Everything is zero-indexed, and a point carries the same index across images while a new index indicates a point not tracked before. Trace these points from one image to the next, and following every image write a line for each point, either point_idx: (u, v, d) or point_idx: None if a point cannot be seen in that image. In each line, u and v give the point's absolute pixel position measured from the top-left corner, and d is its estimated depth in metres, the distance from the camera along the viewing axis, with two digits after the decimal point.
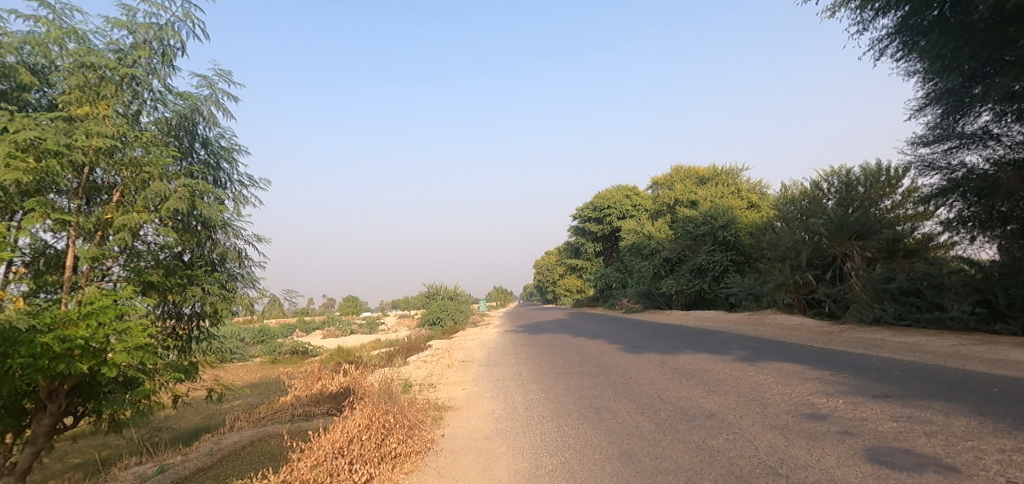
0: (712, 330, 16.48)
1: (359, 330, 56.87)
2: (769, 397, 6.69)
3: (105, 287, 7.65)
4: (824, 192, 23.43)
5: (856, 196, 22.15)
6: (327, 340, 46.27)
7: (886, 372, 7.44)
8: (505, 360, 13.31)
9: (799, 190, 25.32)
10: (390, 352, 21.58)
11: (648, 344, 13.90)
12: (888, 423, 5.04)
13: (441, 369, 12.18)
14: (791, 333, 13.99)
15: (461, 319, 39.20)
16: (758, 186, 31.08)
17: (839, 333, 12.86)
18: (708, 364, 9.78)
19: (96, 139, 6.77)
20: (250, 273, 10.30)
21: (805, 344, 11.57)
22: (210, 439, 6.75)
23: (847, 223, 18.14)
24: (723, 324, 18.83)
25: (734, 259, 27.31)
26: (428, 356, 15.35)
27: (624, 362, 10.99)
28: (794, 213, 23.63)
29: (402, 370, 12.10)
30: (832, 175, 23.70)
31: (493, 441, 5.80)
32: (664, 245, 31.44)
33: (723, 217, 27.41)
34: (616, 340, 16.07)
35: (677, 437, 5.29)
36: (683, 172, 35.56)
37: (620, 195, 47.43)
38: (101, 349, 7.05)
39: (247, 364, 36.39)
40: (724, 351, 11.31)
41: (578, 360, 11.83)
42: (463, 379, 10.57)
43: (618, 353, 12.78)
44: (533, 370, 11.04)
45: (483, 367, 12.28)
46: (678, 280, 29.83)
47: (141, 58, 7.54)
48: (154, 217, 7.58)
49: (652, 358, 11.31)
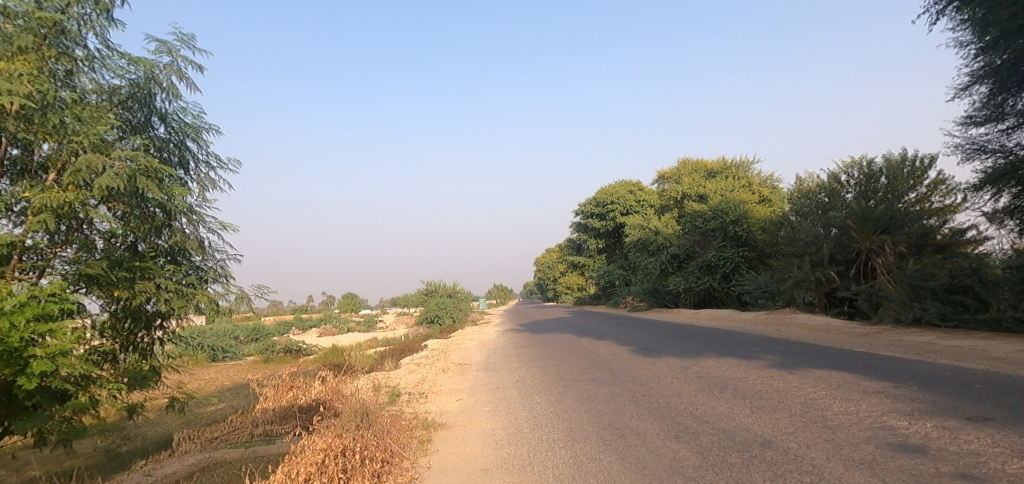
0: (730, 331, 15.23)
1: (356, 328, 55.72)
2: (831, 415, 5.48)
3: (34, 282, 6.41)
4: (843, 184, 22.23)
5: (878, 188, 20.95)
6: (323, 338, 45.27)
7: (963, 385, 6.23)
8: (506, 364, 12.06)
9: (816, 183, 24.11)
10: (384, 352, 20.40)
11: (663, 347, 12.67)
12: (1015, 461, 3.83)
13: (435, 375, 10.92)
14: (820, 334, 12.78)
15: (461, 317, 37.99)
16: (769, 179, 29.86)
17: (875, 335, 11.65)
18: (739, 371, 8.56)
19: (6, 97, 5.55)
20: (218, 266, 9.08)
21: (842, 348, 10.34)
22: (144, 466, 5.50)
23: (873, 216, 16.84)
24: (738, 324, 17.58)
25: (746, 255, 26.05)
26: (423, 358, 14.13)
27: (641, 368, 9.78)
28: (812, 207, 22.42)
29: (391, 376, 10.87)
30: (851, 167, 22.50)
31: (492, 477, 4.55)
32: (671, 241, 30.18)
33: (734, 211, 26.16)
34: (626, 341, 14.85)
35: (732, 477, 4.05)
36: (690, 165, 34.31)
37: (624, 190, 46.17)
38: (17, 356, 5.79)
39: (239, 363, 35.37)
40: (752, 355, 10.08)
41: (588, 365, 10.62)
42: (460, 387, 9.34)
43: (632, 356, 11.53)
44: (539, 376, 9.82)
45: (481, 373, 11.03)
46: (686, 277, 28.59)
47: (71, 6, 6.33)
48: (89, 197, 6.33)
49: (671, 362, 10.09)
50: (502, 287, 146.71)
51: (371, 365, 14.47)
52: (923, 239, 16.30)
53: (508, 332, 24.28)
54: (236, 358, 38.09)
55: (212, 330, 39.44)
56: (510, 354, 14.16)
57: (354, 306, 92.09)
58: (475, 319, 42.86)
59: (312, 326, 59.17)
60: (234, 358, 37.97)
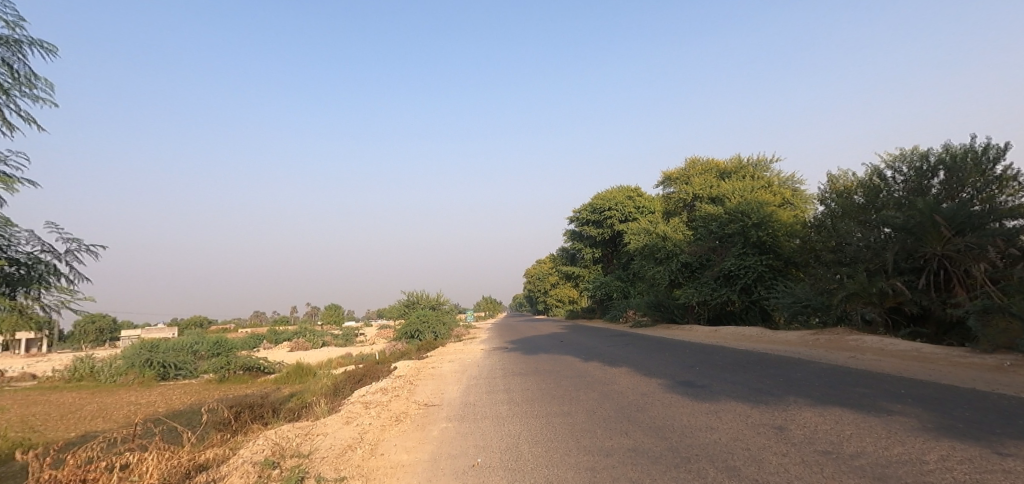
0: (784, 357, 11.66)
1: (332, 341, 51.70)
2: None
3: None
4: (888, 181, 18.69)
5: (933, 186, 17.12)
6: (293, 354, 41.21)
7: None
8: (491, 407, 8.38)
9: (854, 182, 20.59)
10: (343, 378, 16.55)
11: (711, 384, 9.04)
12: None
13: (379, 431, 7.15)
14: (924, 366, 9.23)
15: (444, 333, 34.11)
16: (790, 179, 26.51)
17: (1017, 371, 8.14)
18: (890, 444, 4.97)
19: None
20: (20, 256, 5.02)
21: (1001, 392, 6.80)
22: None
23: (946, 213, 13.33)
24: (784, 347, 13.95)
25: (771, 264, 22.47)
26: (378, 394, 10.35)
27: (703, 428, 6.17)
28: (850, 209, 18.86)
29: (312, 434, 7.11)
30: (897, 160, 18.89)
31: None
32: (681, 248, 26.80)
33: (756, 213, 22.72)
34: (650, 370, 11.26)
35: None
36: (700, 165, 30.98)
37: (622, 195, 42.75)
38: None
39: (192, 383, 31.72)
40: (873, 406, 6.47)
41: (616, 418, 6.98)
42: (411, 464, 5.60)
43: (675, 399, 7.89)
44: (543, 442, 6.13)
45: (451, 426, 7.30)
46: (699, 289, 24.98)
47: None
48: None
49: (749, 418, 6.46)
50: (491, 300, 143.17)
51: (306, 406, 10.54)
52: (1013, 241, 12.76)
53: (494, 352, 20.77)
54: (191, 376, 34.34)
55: (166, 344, 35.84)
56: (496, 388, 10.43)
57: (337, 317, 87.26)
58: (459, 334, 39.24)
59: (287, 338, 55.25)
60: (188, 376, 34.26)
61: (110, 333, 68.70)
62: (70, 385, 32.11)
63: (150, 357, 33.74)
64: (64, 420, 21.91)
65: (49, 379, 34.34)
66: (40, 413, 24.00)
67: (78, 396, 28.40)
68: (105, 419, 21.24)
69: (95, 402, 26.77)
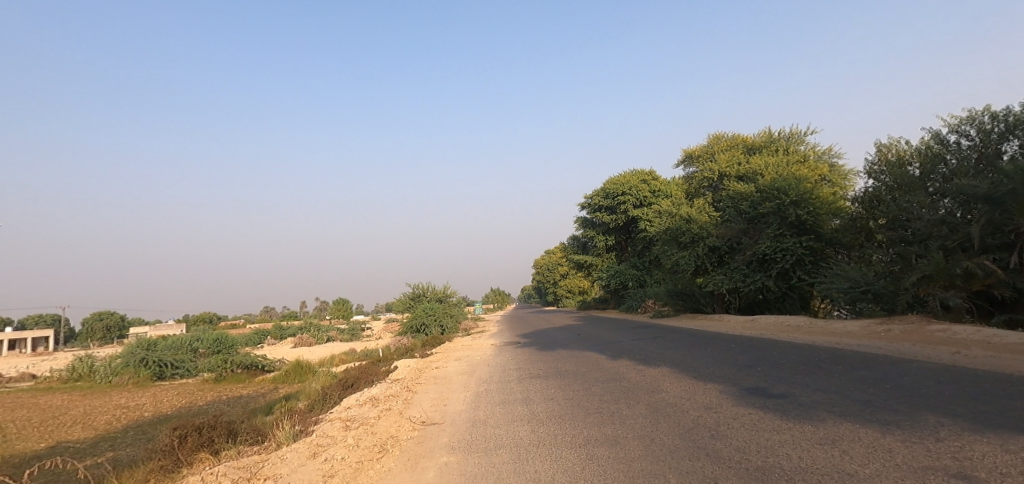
0: (860, 355, 9.49)
1: (338, 336, 49.88)
2: None
3: None
4: (951, 148, 16.31)
5: (1009, 151, 14.77)
6: (296, 350, 39.35)
7: None
8: (506, 430, 6.29)
9: (909, 150, 18.26)
10: (335, 381, 14.50)
11: (796, 393, 6.87)
12: None
13: (353, 473, 5.06)
14: None
15: (451, 327, 32.10)
16: (827, 152, 24.21)
17: None
18: None
19: None
20: None
21: None
22: None
23: None
24: (850, 340, 11.74)
25: (811, 246, 20.15)
26: (366, 408, 8.29)
27: (836, 476, 4.02)
28: (909, 180, 16.51)
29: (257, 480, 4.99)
30: (962, 124, 16.52)
31: None
32: (708, 230, 24.51)
33: (795, 189, 20.34)
34: (701, 372, 9.12)
35: None
36: (725, 141, 28.74)
37: (636, 179, 40.39)
38: None
39: (188, 383, 29.96)
40: None
41: (692, 454, 4.82)
42: None
43: (763, 419, 5.74)
44: None
45: (452, 462, 5.23)
46: (730, 276, 22.73)
47: None
48: None
49: (896, 456, 4.31)
50: (499, 292, 141.04)
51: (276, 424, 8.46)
52: None
53: (506, 347, 18.69)
54: (189, 375, 32.56)
55: (165, 342, 34.10)
56: (512, 398, 8.32)
57: (344, 311, 85.41)
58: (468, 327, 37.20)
59: (293, 333, 53.56)
60: (186, 375, 32.53)
61: (118, 331, 67.50)
62: (63, 386, 30.44)
63: (146, 356, 31.99)
64: (43, 427, 20.11)
65: (45, 379, 32.83)
66: (21, 418, 22.25)
67: (67, 399, 26.66)
68: (84, 426, 19.37)
69: (84, 404, 25.03)
